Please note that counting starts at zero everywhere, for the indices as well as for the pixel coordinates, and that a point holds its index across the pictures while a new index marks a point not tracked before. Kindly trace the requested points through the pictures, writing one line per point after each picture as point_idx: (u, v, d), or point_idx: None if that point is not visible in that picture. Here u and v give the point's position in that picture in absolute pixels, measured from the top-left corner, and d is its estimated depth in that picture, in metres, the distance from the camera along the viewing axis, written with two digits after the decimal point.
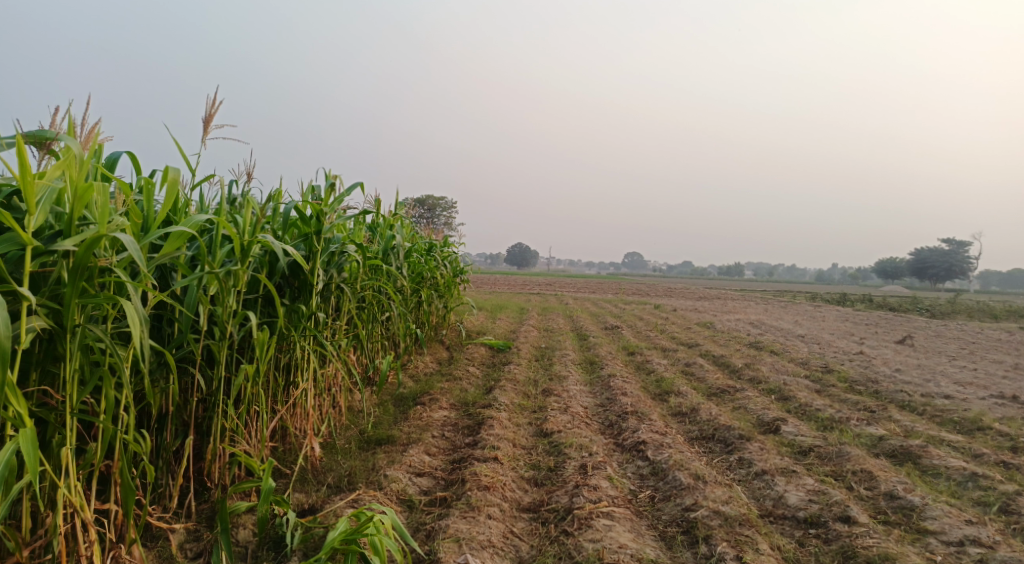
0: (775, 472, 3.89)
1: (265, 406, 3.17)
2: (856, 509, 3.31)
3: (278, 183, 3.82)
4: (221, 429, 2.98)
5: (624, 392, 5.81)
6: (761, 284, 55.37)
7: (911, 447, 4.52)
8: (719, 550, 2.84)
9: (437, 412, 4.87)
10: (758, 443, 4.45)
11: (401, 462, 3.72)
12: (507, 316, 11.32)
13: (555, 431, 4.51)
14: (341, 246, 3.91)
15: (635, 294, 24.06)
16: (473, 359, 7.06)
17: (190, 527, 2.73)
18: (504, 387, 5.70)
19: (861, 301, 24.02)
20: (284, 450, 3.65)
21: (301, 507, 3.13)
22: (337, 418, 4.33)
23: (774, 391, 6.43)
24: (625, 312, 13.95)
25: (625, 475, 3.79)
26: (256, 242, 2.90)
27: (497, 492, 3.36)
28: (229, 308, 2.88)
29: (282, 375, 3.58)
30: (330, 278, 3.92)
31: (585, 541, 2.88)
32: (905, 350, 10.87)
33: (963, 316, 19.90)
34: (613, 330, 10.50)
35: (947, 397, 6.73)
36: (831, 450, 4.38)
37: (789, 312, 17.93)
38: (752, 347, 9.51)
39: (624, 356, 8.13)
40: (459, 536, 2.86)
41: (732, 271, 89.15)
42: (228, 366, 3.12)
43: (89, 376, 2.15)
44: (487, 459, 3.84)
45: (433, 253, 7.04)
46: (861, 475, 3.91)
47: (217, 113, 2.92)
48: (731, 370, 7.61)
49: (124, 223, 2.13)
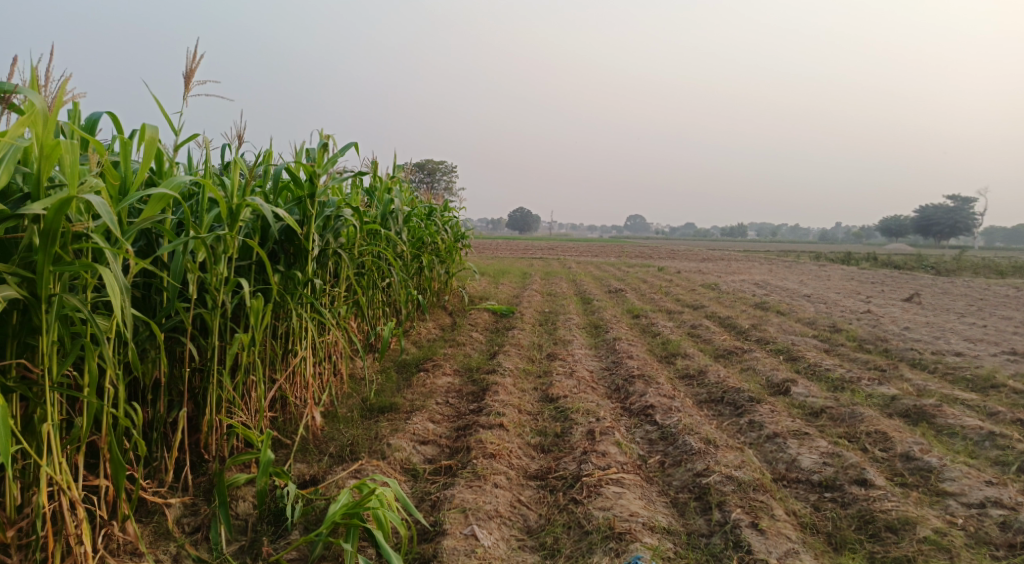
0: (787, 435, 3.79)
1: (262, 377, 3.07)
2: (872, 472, 3.22)
3: (270, 145, 3.66)
4: (217, 401, 2.89)
5: (630, 355, 5.71)
6: (765, 244, 55.10)
7: (925, 406, 4.43)
8: (733, 517, 2.75)
9: (441, 379, 4.78)
10: (769, 405, 4.36)
11: (405, 430, 3.63)
12: (510, 281, 11.21)
13: (561, 396, 4.42)
14: (337, 209, 3.77)
15: (638, 256, 23.89)
16: (477, 324, 6.96)
17: (187, 501, 2.65)
18: (508, 352, 5.61)
19: (866, 260, 23.85)
20: (283, 420, 3.55)
21: (302, 480, 3.05)
22: (338, 387, 4.23)
23: (782, 352, 6.33)
24: (629, 275, 13.82)
25: (634, 440, 3.70)
26: (246, 205, 2.77)
27: (503, 460, 3.27)
28: (220, 275, 2.77)
29: (279, 344, 3.47)
30: (327, 243, 3.79)
31: (595, 510, 2.80)
32: (912, 308, 10.76)
33: (969, 274, 19.71)
34: (617, 294, 10.39)
35: (958, 355, 6.63)
36: (843, 411, 4.29)
37: (794, 272, 17.79)
38: (759, 308, 9.40)
39: (629, 319, 8.02)
40: (465, 506, 2.77)
41: (735, 232, 88.71)
42: (222, 335, 3.01)
43: (69, 348, 2.04)
44: (493, 426, 3.75)
45: (434, 217, 6.89)
46: (875, 436, 3.82)
47: (198, 68, 2.75)
48: (738, 331, 7.50)
49: (98, 185, 2.01)
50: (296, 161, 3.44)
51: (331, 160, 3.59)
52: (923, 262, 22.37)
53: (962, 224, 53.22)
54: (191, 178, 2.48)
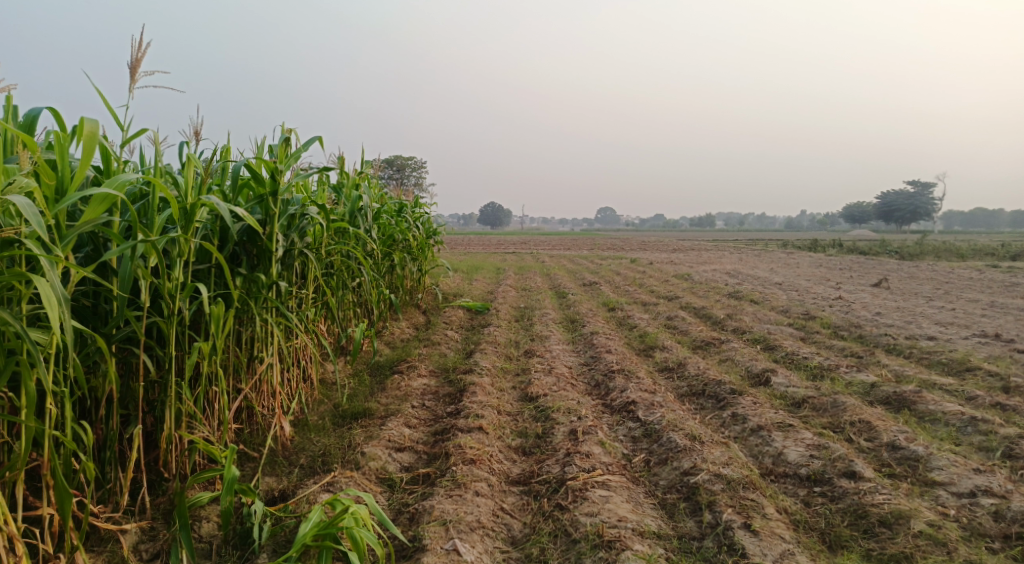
0: (772, 427, 3.72)
1: (225, 387, 2.90)
2: (860, 464, 3.15)
3: (227, 140, 3.47)
4: (176, 413, 2.72)
5: (609, 350, 5.62)
6: (733, 234, 55.66)
7: (905, 393, 4.40)
8: (724, 518, 2.65)
9: (416, 382, 4.63)
10: (751, 397, 4.29)
11: (380, 437, 3.48)
12: (483, 277, 11.08)
13: (541, 395, 4.30)
14: (301, 208, 3.59)
15: (609, 249, 23.87)
16: (451, 322, 6.82)
17: (145, 525, 2.47)
18: (485, 350, 5.47)
19: (832, 247, 24.16)
20: (250, 432, 3.36)
21: (271, 496, 2.87)
22: (308, 394, 4.05)
23: (759, 341, 6.30)
24: (603, 267, 13.77)
25: (617, 439, 3.60)
26: (201, 205, 2.59)
27: (484, 465, 3.14)
28: (175, 281, 2.59)
29: (244, 350, 3.29)
30: (291, 244, 3.61)
31: (581, 516, 2.68)
32: (882, 293, 10.86)
33: (932, 258, 20.06)
34: (591, 287, 10.30)
35: (931, 339, 6.66)
36: (825, 400, 4.24)
37: (764, 261, 17.92)
38: (733, 298, 9.40)
39: (605, 312, 7.95)
40: (446, 518, 2.64)
41: (703, 222, 89.60)
42: (180, 344, 2.83)
43: (2, 367, 1.87)
44: (471, 429, 3.61)
45: (404, 214, 6.72)
46: (859, 426, 3.76)
47: (143, 58, 2.55)
48: (713, 321, 7.46)
49: (29, 185, 1.84)
50: (256, 157, 3.26)
51: (293, 156, 3.41)
52: (887, 247, 22.73)
53: (922, 209, 54.35)
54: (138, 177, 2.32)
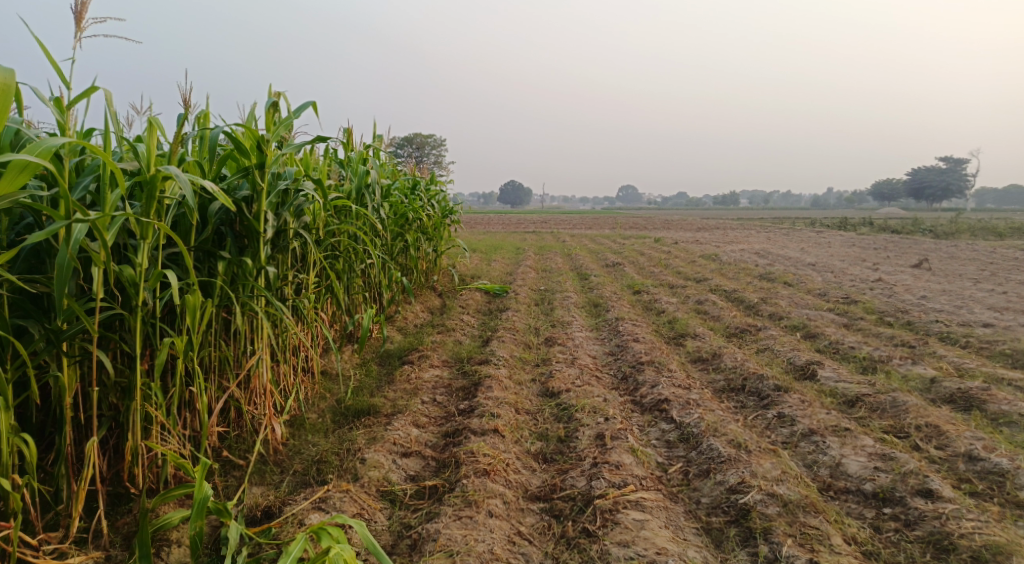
0: (826, 432, 3.28)
1: (203, 387, 2.54)
2: (937, 481, 2.71)
3: (208, 106, 3.09)
4: (144, 418, 2.37)
5: (636, 338, 5.17)
6: (757, 212, 54.55)
7: (971, 390, 3.93)
8: (785, 553, 2.27)
9: (427, 373, 4.25)
10: (798, 395, 3.85)
11: (383, 440, 3.10)
12: (503, 257, 10.63)
13: (563, 390, 3.90)
14: (295, 181, 3.20)
15: (633, 228, 23.24)
16: (468, 307, 6.42)
17: (99, 555, 2.12)
18: (502, 338, 5.06)
19: (864, 226, 23.34)
20: (236, 437, 2.98)
21: (252, 516, 2.50)
22: (309, 389, 3.68)
23: (799, 328, 5.81)
24: (626, 248, 13.25)
25: (650, 444, 3.18)
26: (159, 176, 2.21)
27: (499, 477, 2.76)
28: (136, 269, 2.24)
29: (230, 344, 2.92)
30: (285, 223, 3.22)
31: (612, 547, 2.31)
32: (923, 275, 10.25)
33: (970, 236, 19.26)
34: (614, 268, 9.83)
35: (988, 326, 6.13)
36: (883, 399, 3.78)
37: (793, 240, 17.23)
38: (766, 280, 8.88)
39: (630, 295, 7.49)
40: (453, 549, 2.29)
41: (727, 200, 88.05)
42: (149, 338, 2.49)
43: None
44: (486, 432, 3.21)
45: (418, 191, 6.29)
46: (926, 430, 3.31)
47: (90, 3, 2.19)
48: (747, 306, 6.97)
49: None
50: (240, 124, 2.88)
51: (284, 123, 3.02)
52: (920, 225, 21.83)
53: (955, 186, 52.83)
54: (68, 140, 1.97)
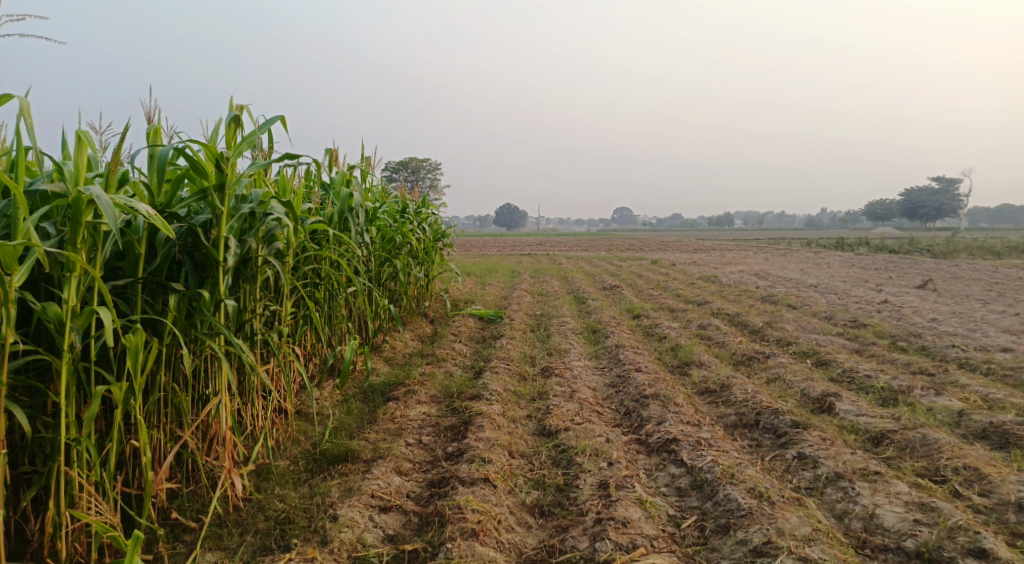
0: (854, 476, 2.95)
1: (146, 440, 2.21)
2: (990, 539, 2.40)
3: (160, 122, 2.78)
4: (71, 482, 2.04)
5: (639, 367, 4.83)
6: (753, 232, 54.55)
7: (1006, 425, 3.60)
8: None
9: (413, 411, 3.88)
10: (819, 432, 3.51)
11: (361, 492, 2.75)
12: (497, 281, 10.30)
13: (560, 429, 3.55)
14: (261, 204, 2.88)
15: (631, 249, 22.96)
16: (461, 334, 6.08)
17: None
18: (495, 369, 4.71)
19: (861, 244, 23.12)
20: (191, 494, 2.63)
21: None
22: (281, 432, 3.33)
23: (809, 355, 5.48)
24: (624, 270, 12.92)
25: (659, 492, 2.85)
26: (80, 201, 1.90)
27: (490, 538, 2.43)
28: (59, 309, 1.92)
29: (185, 388, 2.59)
30: (250, 250, 2.90)
31: None
32: (930, 296, 9.94)
33: (969, 255, 19.10)
34: (612, 291, 9.49)
35: (1007, 351, 5.82)
36: (911, 436, 3.44)
37: (791, 261, 17.01)
38: (769, 303, 8.56)
39: (630, 320, 7.15)
40: None
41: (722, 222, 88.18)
42: (82, 385, 2.17)
43: None
44: (475, 480, 2.86)
45: (406, 214, 5.98)
46: (966, 473, 2.96)
47: None
48: (752, 331, 6.64)
49: None
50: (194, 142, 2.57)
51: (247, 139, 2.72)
52: (918, 245, 21.64)
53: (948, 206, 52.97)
54: None
